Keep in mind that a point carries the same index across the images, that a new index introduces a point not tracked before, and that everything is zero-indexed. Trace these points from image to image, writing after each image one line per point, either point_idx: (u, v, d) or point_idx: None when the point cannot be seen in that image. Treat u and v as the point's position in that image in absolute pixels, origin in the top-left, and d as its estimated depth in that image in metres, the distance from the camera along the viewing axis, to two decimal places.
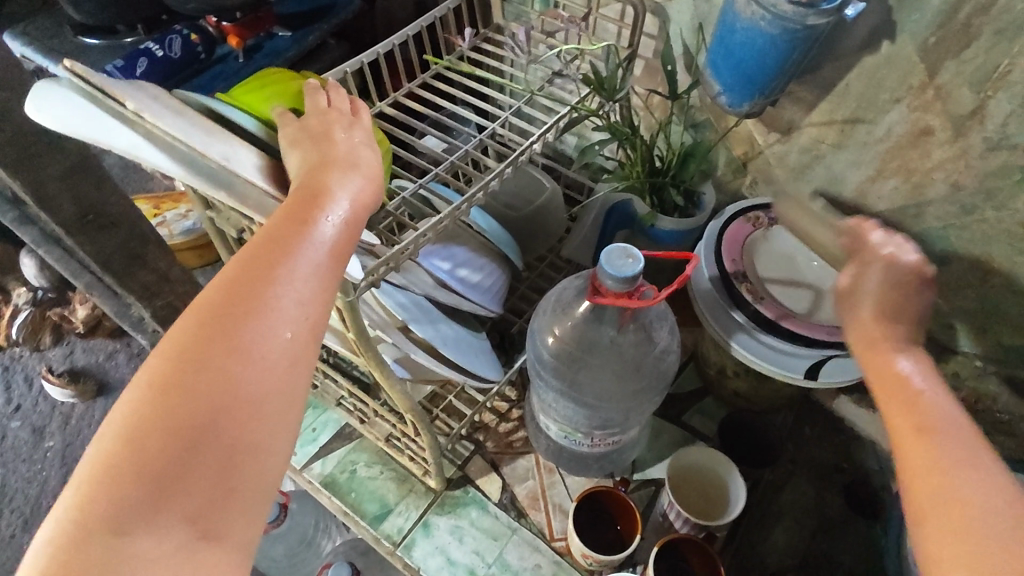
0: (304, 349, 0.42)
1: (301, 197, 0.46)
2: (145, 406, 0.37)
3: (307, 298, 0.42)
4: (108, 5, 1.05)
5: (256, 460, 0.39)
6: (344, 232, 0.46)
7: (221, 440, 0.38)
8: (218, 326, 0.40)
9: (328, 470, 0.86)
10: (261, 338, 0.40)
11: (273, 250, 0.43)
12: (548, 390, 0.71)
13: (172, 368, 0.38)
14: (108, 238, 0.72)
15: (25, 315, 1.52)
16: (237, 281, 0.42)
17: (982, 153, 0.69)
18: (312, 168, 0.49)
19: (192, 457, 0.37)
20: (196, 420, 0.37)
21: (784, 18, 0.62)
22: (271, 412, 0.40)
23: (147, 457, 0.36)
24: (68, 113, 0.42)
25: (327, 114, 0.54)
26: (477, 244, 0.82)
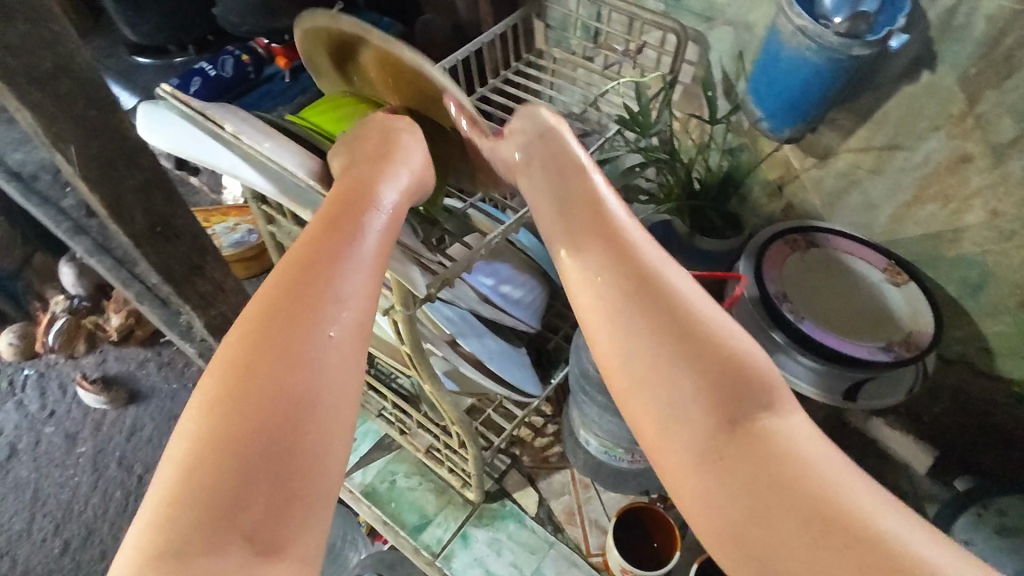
0: (351, 350, 0.41)
1: (340, 199, 0.46)
2: (202, 427, 0.38)
3: (354, 300, 0.42)
4: (163, 27, 1.10)
5: (310, 468, 0.38)
6: (388, 227, 0.46)
7: (279, 449, 0.38)
8: (269, 336, 0.40)
9: (368, 479, 0.88)
10: (309, 344, 0.40)
11: (316, 254, 0.43)
12: (593, 405, 0.73)
13: (225, 383, 0.39)
14: (172, 248, 0.75)
15: (61, 322, 1.57)
16: (283, 289, 0.41)
17: (1022, 180, 0.71)
18: (356, 167, 0.50)
19: (253, 470, 0.37)
20: (249, 434, 0.37)
21: (830, 49, 0.64)
22: (321, 416, 0.39)
23: (210, 476, 0.36)
24: (178, 139, 0.48)
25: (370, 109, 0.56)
26: (519, 261, 0.84)
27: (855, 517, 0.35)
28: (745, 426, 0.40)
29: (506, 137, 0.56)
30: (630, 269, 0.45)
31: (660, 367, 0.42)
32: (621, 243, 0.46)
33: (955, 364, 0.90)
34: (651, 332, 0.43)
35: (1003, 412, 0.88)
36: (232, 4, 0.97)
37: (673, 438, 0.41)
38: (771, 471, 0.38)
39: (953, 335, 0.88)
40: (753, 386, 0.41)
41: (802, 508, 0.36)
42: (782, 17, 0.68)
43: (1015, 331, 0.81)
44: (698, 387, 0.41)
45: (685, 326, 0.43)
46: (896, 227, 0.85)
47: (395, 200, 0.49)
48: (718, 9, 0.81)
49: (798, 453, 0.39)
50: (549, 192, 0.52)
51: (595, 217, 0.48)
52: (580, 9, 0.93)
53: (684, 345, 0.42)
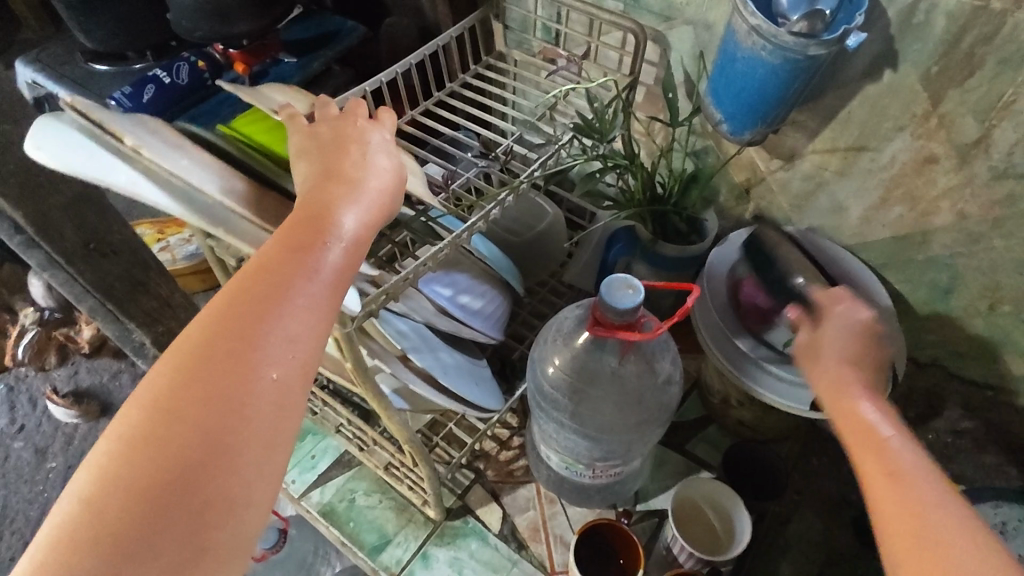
0: (292, 390, 0.40)
1: (302, 222, 0.45)
2: (116, 460, 0.35)
3: (296, 339, 0.40)
4: (117, 33, 1.06)
5: (230, 514, 0.36)
6: (346, 259, 0.44)
7: (197, 492, 0.35)
8: (204, 369, 0.38)
9: (327, 498, 0.86)
10: (247, 380, 0.38)
11: (263, 285, 0.41)
12: (550, 421, 0.71)
13: (152, 416, 0.37)
14: (109, 266, 0.73)
15: (31, 335, 1.54)
16: (225, 317, 0.40)
17: (988, 182, 0.69)
18: (314, 186, 0.48)
19: (166, 512, 0.34)
20: (167, 475, 0.35)
21: (785, 48, 0.62)
22: (248, 458, 0.37)
23: (115, 513, 0.34)
24: (65, 149, 0.44)
25: (340, 122, 0.53)
26: (479, 271, 0.82)
27: None
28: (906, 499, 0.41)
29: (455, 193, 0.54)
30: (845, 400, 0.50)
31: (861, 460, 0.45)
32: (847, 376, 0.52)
33: (927, 368, 0.88)
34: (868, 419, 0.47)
35: (979, 416, 0.87)
36: (182, 9, 0.93)
37: None
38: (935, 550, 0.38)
39: (923, 338, 0.86)
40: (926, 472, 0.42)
41: None
42: (737, 17, 0.65)
43: (986, 334, 0.80)
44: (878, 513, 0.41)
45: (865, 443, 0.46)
46: (864, 230, 0.83)
47: (357, 227, 0.46)
48: (676, 8, 0.78)
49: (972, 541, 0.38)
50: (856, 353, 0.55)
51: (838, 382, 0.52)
52: (539, 10, 0.90)
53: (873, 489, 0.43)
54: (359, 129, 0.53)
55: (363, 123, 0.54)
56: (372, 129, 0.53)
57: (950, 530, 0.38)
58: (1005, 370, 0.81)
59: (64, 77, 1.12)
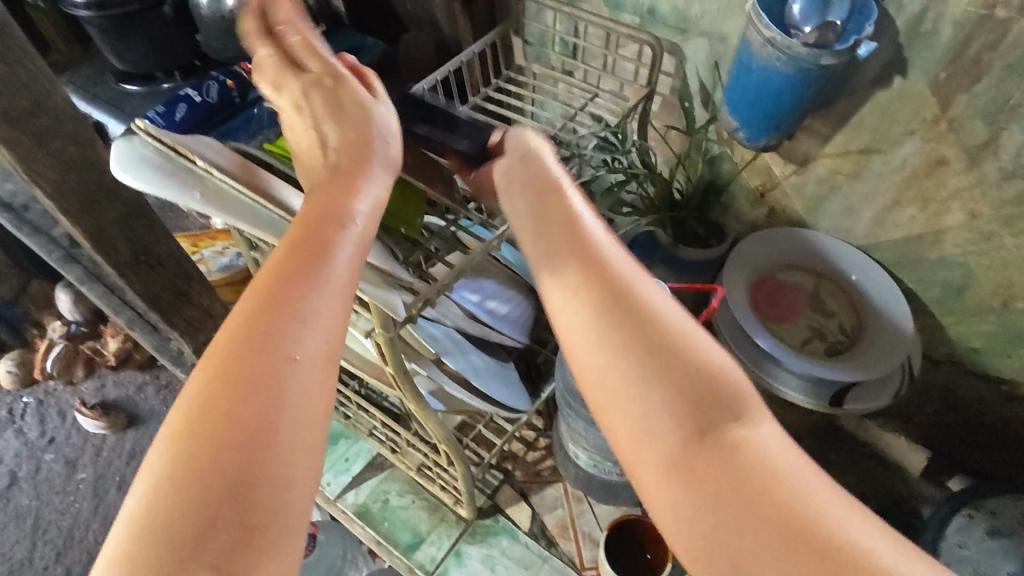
0: (329, 361, 0.37)
1: (321, 199, 0.43)
2: (167, 462, 0.32)
3: (331, 306, 0.38)
4: (146, 55, 1.11)
5: (285, 489, 0.33)
6: (365, 230, 0.42)
7: (249, 477, 0.33)
8: (238, 354, 0.35)
9: (361, 499, 0.88)
10: (282, 353, 0.35)
11: (293, 254, 0.39)
12: (578, 420, 0.73)
13: (193, 398, 0.34)
14: (157, 276, 0.76)
15: (59, 349, 1.59)
16: (255, 301, 0.37)
17: (997, 182, 0.71)
18: (331, 168, 0.46)
19: (224, 500, 0.32)
20: (217, 454, 0.33)
21: (798, 59, 0.65)
22: (298, 429, 0.35)
23: (177, 514, 0.31)
24: (147, 171, 0.48)
25: (333, 86, 0.50)
26: (505, 277, 0.85)
27: (756, 468, 0.33)
28: (716, 433, 0.34)
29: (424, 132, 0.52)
30: (600, 269, 0.39)
31: (620, 373, 0.36)
32: (597, 250, 0.41)
33: (942, 365, 0.90)
34: (588, 304, 0.38)
35: (994, 412, 0.89)
36: (212, 32, 0.98)
37: (651, 468, 0.35)
38: (747, 501, 0.32)
39: (938, 335, 0.88)
40: (732, 391, 0.36)
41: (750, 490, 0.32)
42: (752, 29, 0.68)
43: (999, 331, 0.82)
44: (662, 397, 0.36)
45: (636, 315, 0.37)
46: (878, 231, 0.86)
47: (370, 202, 0.44)
48: (692, 21, 0.82)
49: (771, 466, 0.33)
50: (530, 213, 0.45)
51: (572, 232, 0.42)
52: (557, 25, 0.93)
53: (631, 342, 0.37)
54: (355, 94, 0.50)
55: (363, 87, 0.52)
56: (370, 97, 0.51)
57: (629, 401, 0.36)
58: (1020, 366, 0.82)
59: (99, 99, 1.17)
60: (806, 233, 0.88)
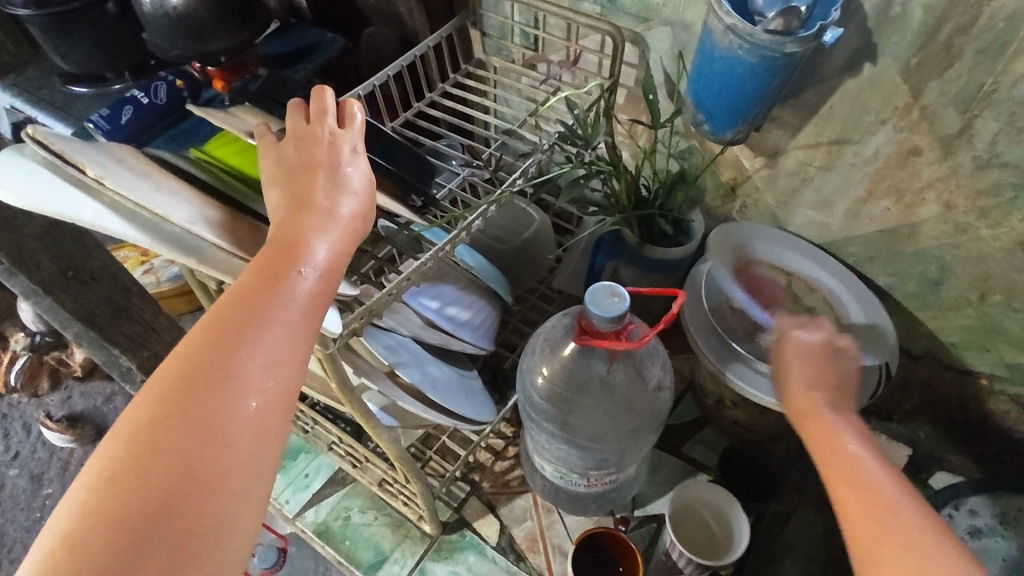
0: (270, 418, 0.39)
1: (273, 252, 0.44)
2: (96, 495, 0.34)
3: (276, 364, 0.40)
4: (93, 53, 0.98)
5: (215, 542, 0.35)
6: (319, 287, 0.44)
7: (177, 524, 0.34)
8: (181, 398, 0.37)
9: (321, 517, 0.85)
10: (227, 410, 0.38)
11: (241, 313, 0.41)
12: (542, 432, 0.70)
13: (131, 445, 0.36)
14: (91, 292, 0.72)
15: (23, 360, 1.50)
16: (203, 348, 0.39)
17: (973, 171, 0.68)
18: (287, 216, 0.47)
19: (146, 539, 0.34)
20: (152, 503, 0.34)
21: (762, 47, 0.61)
22: (233, 486, 0.37)
23: (96, 548, 0.33)
24: (28, 186, 0.44)
25: (305, 138, 0.52)
26: (466, 281, 0.82)
27: None
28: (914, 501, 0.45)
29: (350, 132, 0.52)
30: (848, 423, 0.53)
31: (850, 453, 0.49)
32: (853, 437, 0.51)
33: (921, 359, 0.88)
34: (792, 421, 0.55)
35: (974, 407, 0.86)
36: (158, 27, 0.84)
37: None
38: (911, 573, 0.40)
39: (916, 330, 0.86)
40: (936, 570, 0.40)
41: None
42: (712, 17, 0.65)
43: (979, 325, 0.79)
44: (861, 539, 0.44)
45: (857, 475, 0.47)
46: (852, 224, 0.83)
47: (329, 256, 0.46)
48: (653, 9, 0.78)
49: None
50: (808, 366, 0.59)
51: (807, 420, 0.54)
52: (516, 16, 0.89)
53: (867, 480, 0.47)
54: (327, 147, 0.51)
55: (343, 140, 0.52)
56: (341, 144, 0.52)
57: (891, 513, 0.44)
58: (999, 360, 0.80)
59: (43, 102, 1.04)
60: (777, 234, 0.86)
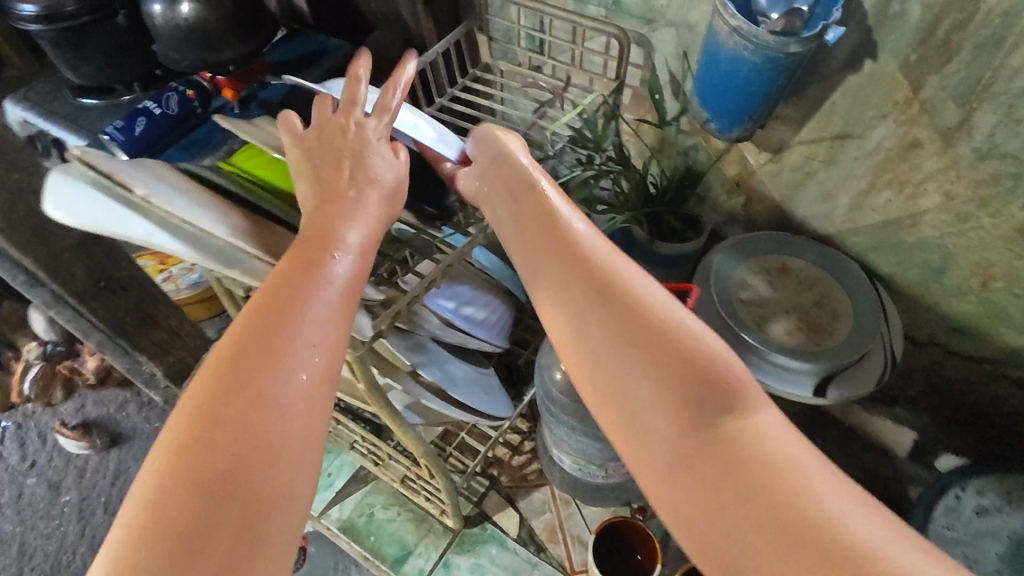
0: (319, 392, 0.40)
1: (307, 243, 0.46)
2: (165, 469, 0.36)
3: (321, 340, 0.41)
4: (106, 67, 0.99)
5: (279, 509, 0.36)
6: (353, 270, 0.46)
7: (241, 493, 0.35)
8: (234, 377, 0.39)
9: (346, 515, 0.87)
10: (277, 386, 0.39)
11: (282, 297, 0.42)
12: (561, 425, 0.72)
13: (190, 425, 0.37)
14: (121, 300, 0.75)
15: (35, 370, 1.51)
16: (254, 328, 0.40)
17: (973, 162, 0.71)
18: (316, 212, 0.49)
19: (215, 507, 0.35)
20: (214, 474, 0.36)
21: (766, 47, 0.63)
22: (290, 456, 0.38)
23: (173, 515, 0.34)
24: (85, 206, 0.45)
25: (330, 135, 0.54)
26: (481, 282, 0.84)
27: (746, 448, 0.35)
28: (709, 430, 0.36)
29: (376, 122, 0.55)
30: (594, 276, 0.42)
31: (622, 370, 0.39)
32: (605, 272, 0.42)
33: (925, 346, 0.90)
34: (590, 309, 0.41)
35: (976, 391, 0.88)
36: (167, 39, 0.85)
37: (646, 454, 0.38)
38: (740, 493, 0.34)
39: (922, 318, 0.88)
40: (705, 373, 0.38)
41: (740, 482, 0.34)
42: (717, 18, 0.67)
43: (981, 311, 0.81)
44: (642, 361, 0.38)
45: (648, 328, 0.39)
46: (855, 215, 0.85)
47: (360, 240, 0.48)
48: (657, 11, 0.80)
49: (756, 455, 0.35)
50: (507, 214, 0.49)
51: (550, 224, 0.45)
52: (522, 20, 0.91)
53: (639, 338, 0.39)
54: (351, 138, 0.54)
55: (366, 133, 0.54)
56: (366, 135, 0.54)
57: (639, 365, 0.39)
58: (1000, 345, 0.83)
59: (55, 114, 1.05)
60: (779, 233, 0.89)
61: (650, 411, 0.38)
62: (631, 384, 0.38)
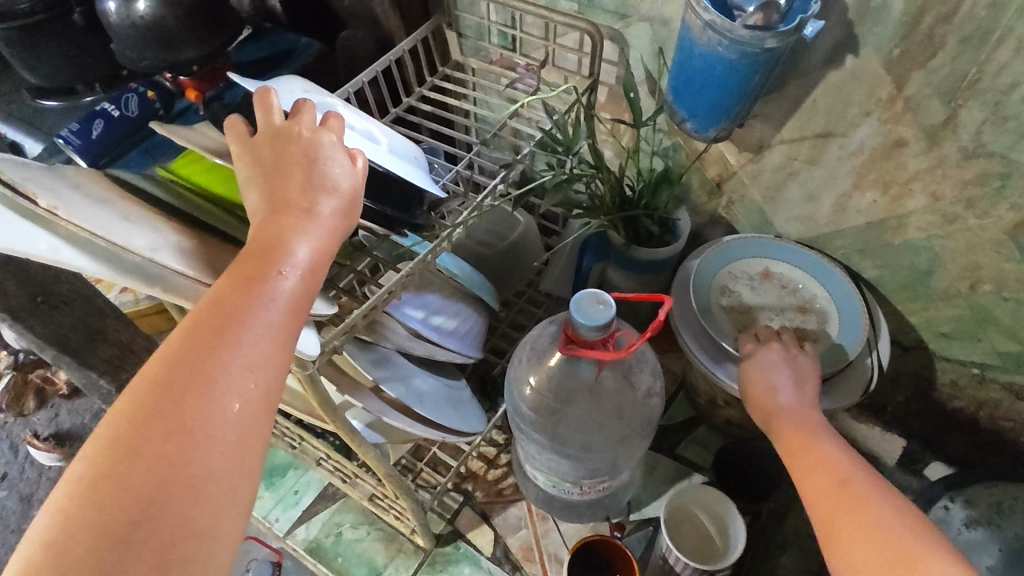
0: (255, 420, 0.37)
1: (252, 254, 0.41)
2: (73, 500, 0.32)
3: (259, 365, 0.37)
4: (62, 67, 0.94)
5: (203, 548, 0.33)
6: (301, 286, 0.41)
7: (160, 533, 0.32)
8: (160, 402, 0.35)
9: (312, 535, 0.83)
10: (208, 413, 0.35)
11: (220, 315, 0.38)
12: (532, 442, 0.69)
13: (108, 454, 0.33)
14: (61, 315, 0.70)
15: (6, 381, 1.47)
16: (185, 348, 0.36)
17: (959, 162, 0.68)
18: (264, 219, 0.44)
19: (128, 550, 0.31)
20: (131, 512, 0.32)
21: (741, 43, 0.60)
22: (217, 492, 0.34)
23: (79, 554, 0.31)
24: None
25: (279, 137, 0.48)
26: (450, 290, 0.80)
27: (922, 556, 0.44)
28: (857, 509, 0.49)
29: (326, 128, 0.49)
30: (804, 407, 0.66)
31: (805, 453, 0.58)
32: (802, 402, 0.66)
33: (913, 350, 0.87)
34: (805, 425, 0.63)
35: (966, 396, 0.86)
36: (123, 37, 0.80)
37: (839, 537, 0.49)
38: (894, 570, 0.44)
39: (908, 322, 0.85)
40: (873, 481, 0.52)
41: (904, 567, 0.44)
42: (690, 12, 0.63)
43: (969, 315, 0.78)
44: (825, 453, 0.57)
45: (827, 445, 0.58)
46: (839, 217, 0.82)
47: (312, 254, 0.43)
48: (631, 5, 0.76)
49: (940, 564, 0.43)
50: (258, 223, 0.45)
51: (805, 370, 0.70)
52: (492, 15, 0.87)
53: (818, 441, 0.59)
54: (303, 142, 0.47)
55: (319, 136, 0.48)
56: (320, 138, 0.48)
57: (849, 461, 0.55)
58: (990, 349, 0.80)
59: (13, 118, 1.00)
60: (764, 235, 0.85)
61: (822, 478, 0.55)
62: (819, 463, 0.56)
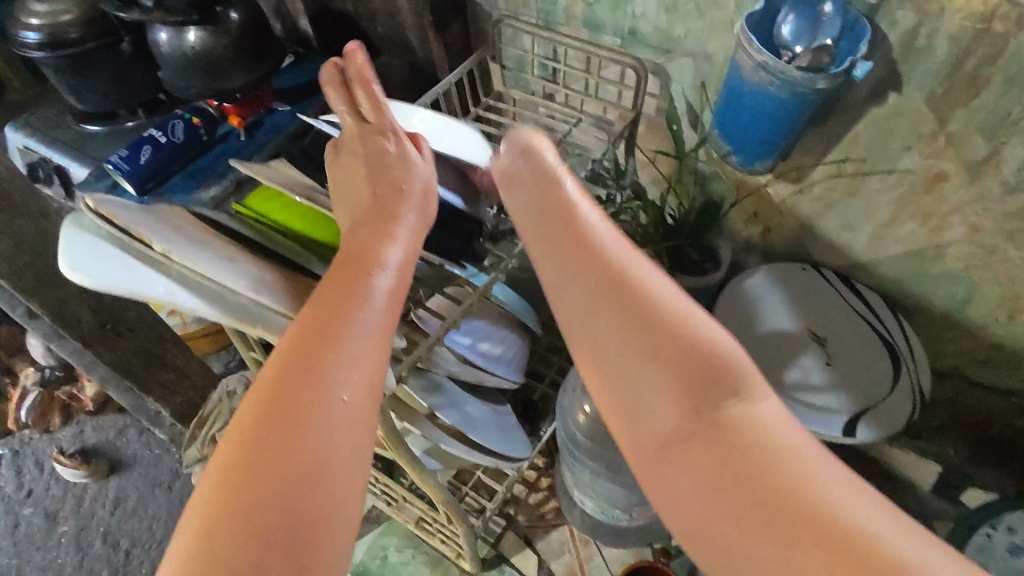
0: (362, 411, 0.38)
1: (345, 261, 0.45)
2: (214, 492, 0.34)
3: (363, 359, 0.39)
4: (109, 94, 0.96)
5: (330, 534, 0.35)
6: (394, 285, 0.44)
7: (290, 517, 0.34)
8: (277, 400, 0.37)
9: (359, 558, 0.84)
10: (319, 404, 0.37)
11: (324, 315, 0.40)
12: (585, 469, 0.71)
13: (239, 449, 0.35)
14: (127, 342, 0.77)
15: (33, 398, 1.42)
16: (297, 349, 0.39)
17: (1000, 197, 0.69)
18: (356, 231, 0.47)
19: (264, 533, 0.33)
20: (263, 499, 0.34)
21: (793, 83, 0.62)
22: (337, 479, 0.36)
23: (223, 541, 0.33)
24: (108, 267, 0.49)
25: (370, 155, 0.53)
26: (496, 316, 0.81)
27: (802, 506, 0.31)
28: (722, 424, 0.35)
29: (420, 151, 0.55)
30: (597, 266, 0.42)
31: (588, 324, 0.41)
32: (597, 248, 0.43)
33: (948, 377, 0.89)
34: (589, 285, 0.42)
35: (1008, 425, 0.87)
36: (172, 65, 0.82)
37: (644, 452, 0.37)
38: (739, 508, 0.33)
39: (943, 349, 0.86)
40: (714, 364, 0.37)
41: (766, 525, 0.32)
42: (740, 51, 0.65)
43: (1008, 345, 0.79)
44: (618, 328, 0.39)
45: (653, 316, 0.39)
46: (876, 247, 0.83)
47: (402, 257, 0.46)
48: (675, 41, 0.79)
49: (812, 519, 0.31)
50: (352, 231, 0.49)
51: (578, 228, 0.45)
52: (535, 49, 0.90)
53: (629, 315, 0.39)
54: (394, 160, 0.53)
55: (404, 153, 0.53)
56: (405, 152, 0.54)
57: (656, 339, 0.38)
58: None
59: (55, 141, 1.01)
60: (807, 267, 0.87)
61: (620, 364, 0.39)
62: (609, 339, 0.39)
